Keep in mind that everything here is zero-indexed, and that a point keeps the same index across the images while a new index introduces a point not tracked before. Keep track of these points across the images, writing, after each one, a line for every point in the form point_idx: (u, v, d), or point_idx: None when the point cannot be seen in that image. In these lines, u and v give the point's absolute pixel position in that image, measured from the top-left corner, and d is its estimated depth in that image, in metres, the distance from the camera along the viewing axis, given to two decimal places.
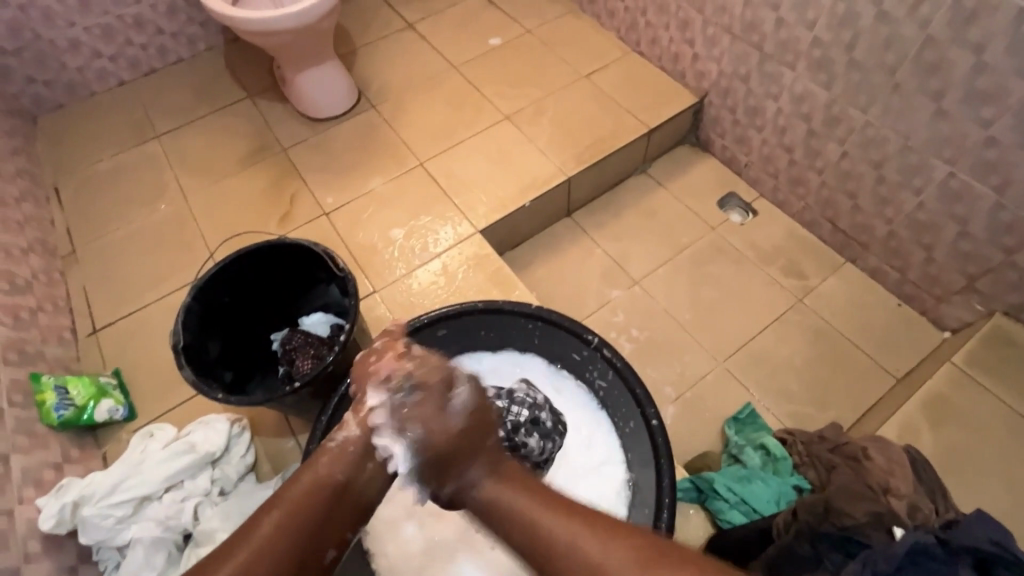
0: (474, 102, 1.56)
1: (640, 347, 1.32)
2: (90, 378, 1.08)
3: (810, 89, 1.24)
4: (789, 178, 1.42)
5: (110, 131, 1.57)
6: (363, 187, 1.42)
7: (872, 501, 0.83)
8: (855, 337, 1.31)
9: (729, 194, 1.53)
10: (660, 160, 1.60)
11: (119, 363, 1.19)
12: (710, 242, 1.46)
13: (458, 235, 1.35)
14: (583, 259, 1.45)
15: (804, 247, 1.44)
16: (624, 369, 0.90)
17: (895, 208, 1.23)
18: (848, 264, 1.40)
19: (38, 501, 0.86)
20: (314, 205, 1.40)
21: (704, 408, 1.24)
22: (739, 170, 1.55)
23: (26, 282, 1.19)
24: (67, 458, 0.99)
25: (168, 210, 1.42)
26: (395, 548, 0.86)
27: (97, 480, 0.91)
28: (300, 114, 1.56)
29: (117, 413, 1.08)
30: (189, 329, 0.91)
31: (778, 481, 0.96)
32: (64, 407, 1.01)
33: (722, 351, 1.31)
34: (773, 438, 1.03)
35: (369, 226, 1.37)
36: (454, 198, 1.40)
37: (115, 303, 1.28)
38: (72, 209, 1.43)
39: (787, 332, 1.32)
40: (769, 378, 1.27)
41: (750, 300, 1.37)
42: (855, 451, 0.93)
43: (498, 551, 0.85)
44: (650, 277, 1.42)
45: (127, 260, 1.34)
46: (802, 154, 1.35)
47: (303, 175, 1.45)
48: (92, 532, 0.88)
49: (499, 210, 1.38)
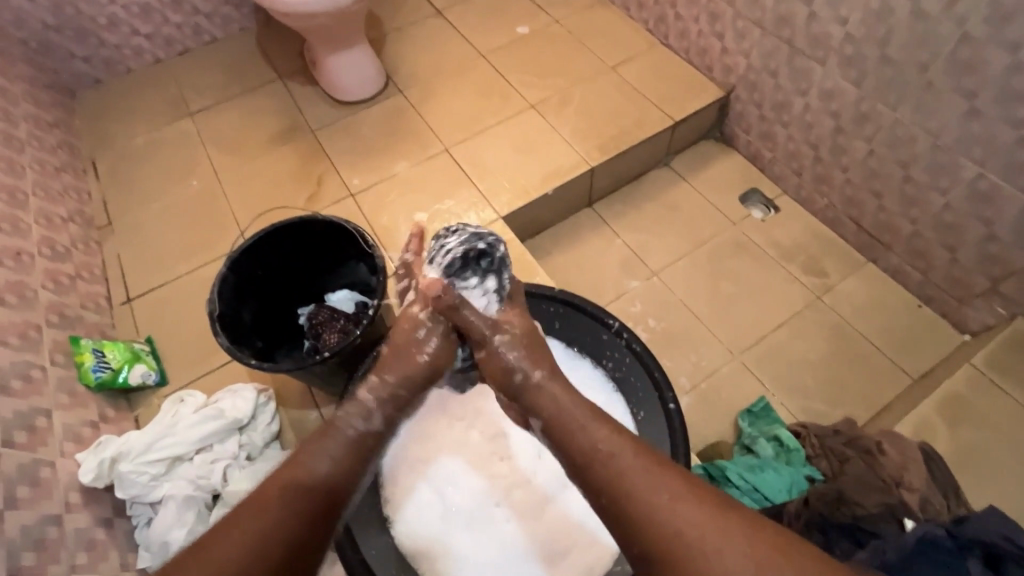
0: (500, 90, 1.58)
1: (656, 337, 1.34)
2: (124, 344, 1.13)
3: (840, 85, 1.24)
4: (813, 175, 1.42)
5: (145, 107, 1.61)
6: (389, 170, 1.45)
7: (884, 494, 0.84)
8: (873, 336, 1.31)
9: (751, 190, 1.54)
10: (683, 153, 1.61)
11: (152, 330, 1.24)
12: (731, 236, 1.47)
13: (481, 221, 1.37)
14: (603, 249, 1.47)
15: (825, 245, 1.44)
16: (644, 355, 0.91)
17: (921, 208, 1.22)
18: (869, 264, 1.40)
19: (78, 455, 0.91)
20: (342, 186, 1.43)
21: (718, 400, 1.24)
22: (762, 166, 1.55)
23: (65, 249, 1.24)
24: (103, 418, 1.04)
25: (200, 185, 1.46)
26: (413, 518, 0.88)
27: (133, 439, 0.95)
28: (329, 97, 1.59)
29: (149, 377, 1.12)
30: (225, 298, 0.95)
31: (789, 471, 0.95)
32: (101, 369, 1.06)
33: (738, 345, 1.32)
34: (786, 430, 1.01)
35: (393, 208, 1.39)
36: (478, 183, 1.42)
37: (148, 274, 1.33)
38: (108, 182, 1.48)
39: (805, 329, 1.33)
40: (784, 373, 1.27)
41: (768, 296, 1.38)
42: (869, 445, 0.93)
43: (515, 524, 0.88)
44: (669, 269, 1.43)
45: (161, 233, 1.39)
46: (828, 152, 1.35)
47: (331, 157, 1.48)
48: (127, 487, 0.92)
49: (522, 197, 1.40)
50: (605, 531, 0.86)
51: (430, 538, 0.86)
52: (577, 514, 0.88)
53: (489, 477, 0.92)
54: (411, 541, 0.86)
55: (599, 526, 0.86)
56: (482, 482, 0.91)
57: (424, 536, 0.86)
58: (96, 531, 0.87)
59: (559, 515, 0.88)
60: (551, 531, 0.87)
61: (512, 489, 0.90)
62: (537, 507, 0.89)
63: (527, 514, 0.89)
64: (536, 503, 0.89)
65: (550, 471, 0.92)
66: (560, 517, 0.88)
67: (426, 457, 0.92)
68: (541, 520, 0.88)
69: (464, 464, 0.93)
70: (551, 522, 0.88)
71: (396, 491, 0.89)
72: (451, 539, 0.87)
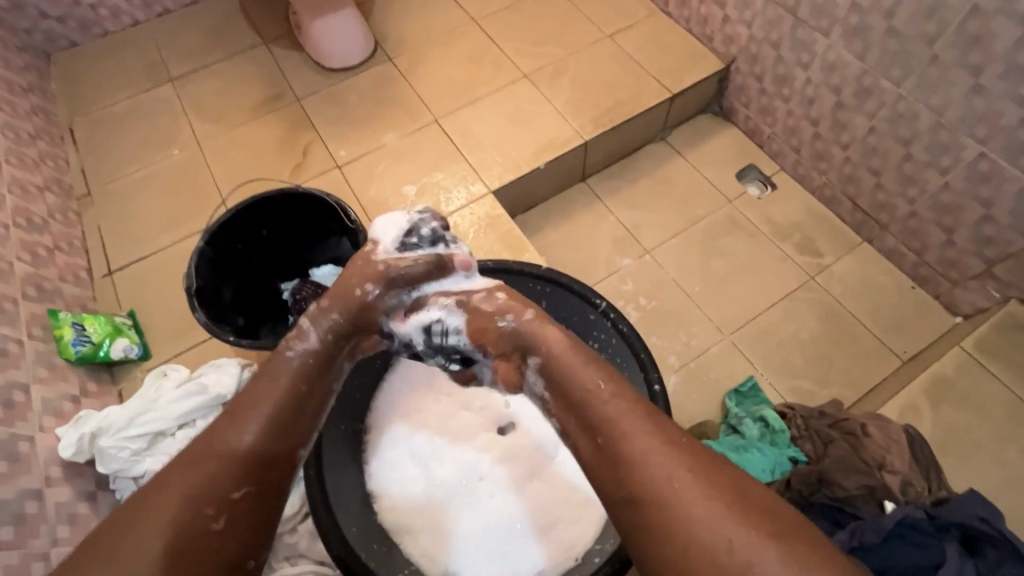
0: (493, 59, 1.52)
1: (647, 316, 1.32)
2: (105, 317, 1.11)
3: (843, 58, 1.19)
4: (811, 152, 1.39)
5: (123, 71, 1.55)
6: (377, 141, 1.41)
7: (865, 475, 0.84)
8: (864, 317, 1.30)
9: (749, 166, 1.50)
10: (681, 128, 1.56)
11: (134, 304, 1.21)
12: (726, 214, 1.45)
13: (471, 195, 1.34)
14: (595, 226, 1.44)
15: (821, 224, 1.42)
16: (631, 335, 0.89)
17: (919, 187, 1.19)
18: (864, 244, 1.38)
19: (58, 430, 0.90)
20: (328, 157, 1.39)
21: (707, 379, 1.24)
22: (761, 142, 1.51)
23: (43, 220, 1.21)
24: (85, 392, 1.03)
25: (182, 155, 1.42)
26: (398, 494, 0.88)
27: (113, 413, 0.94)
28: (315, 64, 1.53)
29: (132, 351, 1.11)
30: (202, 273, 0.93)
31: (773, 452, 0.95)
32: (81, 343, 1.04)
33: (728, 324, 1.31)
34: (772, 411, 1.01)
35: (381, 181, 1.36)
36: (468, 155, 1.38)
37: (129, 246, 1.29)
38: (86, 150, 1.43)
39: (796, 309, 1.32)
40: (773, 353, 1.27)
41: (761, 275, 1.36)
42: (853, 427, 0.92)
43: (499, 500, 0.87)
44: (661, 247, 1.41)
45: (142, 203, 1.35)
46: (828, 128, 1.31)
47: (317, 126, 1.43)
48: (109, 462, 0.91)
49: (513, 171, 1.36)
50: (589, 507, 0.86)
51: (414, 513, 0.86)
52: (561, 490, 0.88)
53: (475, 453, 0.91)
54: (395, 517, 0.85)
55: (583, 502, 0.86)
56: (468, 458, 0.90)
57: (408, 511, 0.86)
58: (78, 505, 0.87)
59: (544, 491, 0.88)
60: (535, 507, 0.87)
61: (497, 466, 0.90)
62: (522, 482, 0.89)
63: (512, 490, 0.88)
64: (521, 479, 0.89)
65: (535, 448, 0.91)
66: (544, 493, 0.88)
67: (411, 432, 0.92)
68: (526, 496, 0.87)
69: (450, 440, 0.92)
70: (536, 498, 0.87)
71: (380, 467, 0.89)
72: (435, 513, 0.86)
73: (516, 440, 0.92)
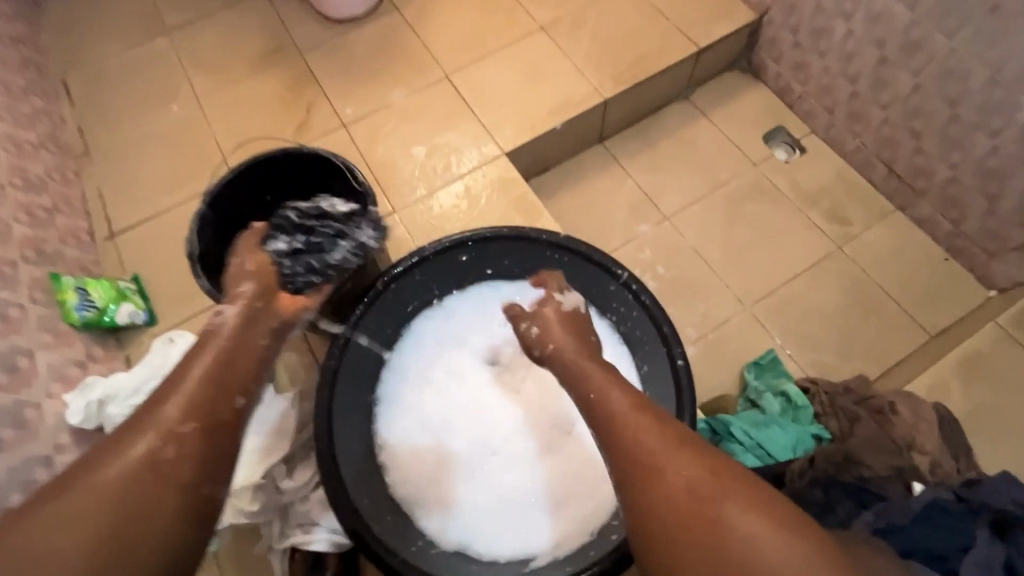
0: (506, 8, 1.42)
1: (664, 285, 1.28)
2: (109, 282, 1.08)
3: (890, 8, 1.10)
4: (846, 113, 1.30)
5: (116, 21, 1.46)
6: (384, 98, 1.33)
7: (894, 456, 0.82)
8: (893, 290, 1.24)
9: (777, 128, 1.42)
10: (705, 85, 1.47)
11: (138, 268, 1.18)
12: (751, 179, 1.37)
13: (483, 156, 1.27)
14: (613, 190, 1.38)
15: (851, 190, 1.34)
16: (652, 307, 0.85)
17: (963, 152, 1.12)
18: (896, 212, 1.31)
19: (66, 397, 0.88)
20: (333, 115, 1.32)
21: (725, 352, 1.20)
22: (791, 102, 1.42)
23: (40, 180, 1.17)
24: (91, 357, 1.01)
25: (181, 111, 1.35)
26: (410, 467, 0.85)
27: (118, 381, 0.91)
28: (318, 14, 1.43)
29: (137, 317, 1.09)
30: (205, 238, 0.88)
31: (795, 429, 0.91)
32: (85, 308, 1.02)
33: (749, 295, 1.26)
34: (794, 386, 0.97)
35: (389, 141, 1.29)
36: (480, 114, 1.31)
37: (130, 208, 1.25)
38: (82, 106, 1.37)
39: (821, 280, 1.26)
40: (795, 325, 1.22)
41: (785, 244, 1.30)
42: (882, 405, 0.89)
43: (513, 474, 0.86)
44: (681, 213, 1.35)
45: (142, 163, 1.30)
46: (867, 86, 1.23)
47: (321, 82, 1.36)
48: (117, 430, 0.90)
49: (527, 131, 1.29)
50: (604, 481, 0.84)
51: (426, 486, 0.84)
52: (576, 464, 0.86)
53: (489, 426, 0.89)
54: (407, 490, 0.84)
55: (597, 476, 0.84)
56: (482, 432, 0.89)
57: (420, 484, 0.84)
58: None
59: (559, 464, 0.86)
60: (548, 480, 0.85)
61: (509, 438, 0.88)
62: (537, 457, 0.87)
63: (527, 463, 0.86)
64: (536, 453, 0.87)
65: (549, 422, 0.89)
66: (559, 467, 0.86)
67: (423, 403, 0.90)
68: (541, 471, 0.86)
69: (463, 413, 0.89)
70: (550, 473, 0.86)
71: (392, 441, 0.87)
72: (446, 485, 0.85)
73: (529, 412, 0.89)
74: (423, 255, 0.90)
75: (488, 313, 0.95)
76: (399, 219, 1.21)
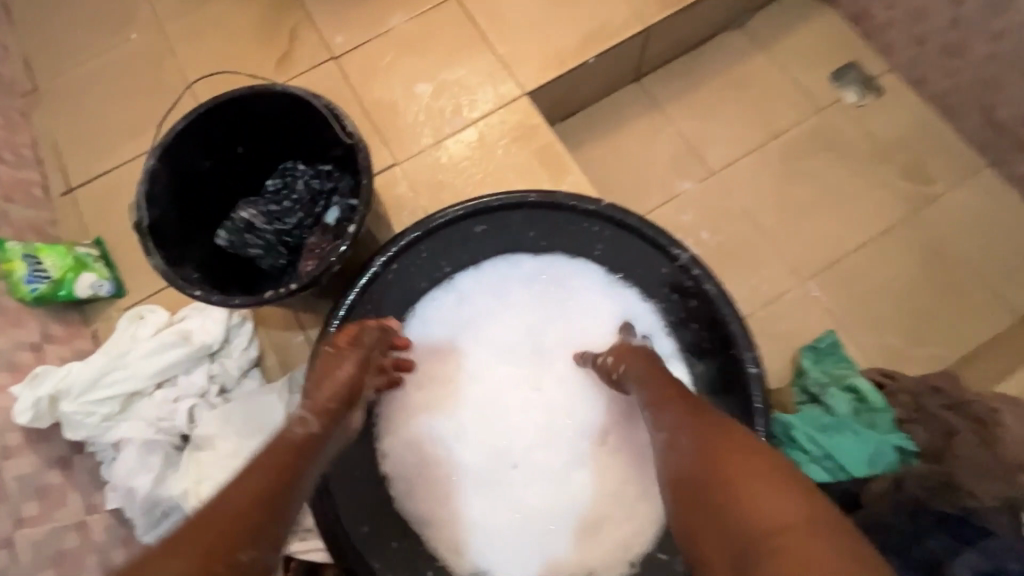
0: None
1: (709, 254, 1.10)
2: (64, 248, 0.93)
3: None
4: (942, 46, 1.07)
5: None
6: (381, 23, 1.11)
7: (1004, 484, 0.67)
8: (977, 262, 1.07)
9: (850, 64, 1.19)
10: (766, 10, 1.22)
11: (100, 229, 1.02)
12: (816, 127, 1.16)
13: (500, 97, 1.06)
14: (651, 139, 1.17)
15: (934, 142, 1.13)
16: (716, 299, 0.68)
17: None
18: (987, 169, 1.12)
19: (12, 390, 0.74)
20: (321, 45, 1.11)
21: (778, 332, 1.04)
22: (869, 31, 1.18)
23: None
24: (49, 337, 0.87)
25: (141, 39, 1.14)
26: (419, 480, 0.73)
27: (75, 372, 0.78)
28: None
29: (102, 288, 0.94)
30: (159, 203, 0.72)
31: (873, 437, 0.76)
32: (37, 280, 0.87)
33: (808, 267, 1.08)
34: (868, 382, 0.82)
35: (387, 77, 1.08)
36: (496, 44, 1.09)
37: (87, 157, 1.07)
38: (24, 32, 1.16)
39: (893, 249, 1.08)
40: (861, 303, 1.06)
41: (852, 206, 1.11)
42: (982, 411, 0.74)
43: (539, 491, 0.73)
44: (731, 168, 1.15)
45: (98, 103, 1.11)
46: (976, 11, 0.99)
47: (304, 3, 1.13)
48: (77, 429, 0.77)
49: (553, 66, 1.07)
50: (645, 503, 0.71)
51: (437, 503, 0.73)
52: (613, 481, 0.73)
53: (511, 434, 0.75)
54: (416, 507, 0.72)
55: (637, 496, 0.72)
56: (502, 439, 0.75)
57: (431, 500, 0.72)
58: (48, 475, 0.75)
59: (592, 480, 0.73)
60: (577, 500, 0.73)
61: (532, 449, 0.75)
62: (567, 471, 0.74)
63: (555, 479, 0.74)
64: (566, 468, 0.74)
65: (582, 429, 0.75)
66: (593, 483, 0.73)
67: (431, 405, 0.76)
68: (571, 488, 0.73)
69: (480, 417, 0.76)
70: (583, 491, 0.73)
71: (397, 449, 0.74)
72: (459, 502, 0.73)
73: (557, 419, 0.75)
74: (431, 229, 0.73)
75: (509, 296, 0.79)
76: (402, 173, 1.03)
